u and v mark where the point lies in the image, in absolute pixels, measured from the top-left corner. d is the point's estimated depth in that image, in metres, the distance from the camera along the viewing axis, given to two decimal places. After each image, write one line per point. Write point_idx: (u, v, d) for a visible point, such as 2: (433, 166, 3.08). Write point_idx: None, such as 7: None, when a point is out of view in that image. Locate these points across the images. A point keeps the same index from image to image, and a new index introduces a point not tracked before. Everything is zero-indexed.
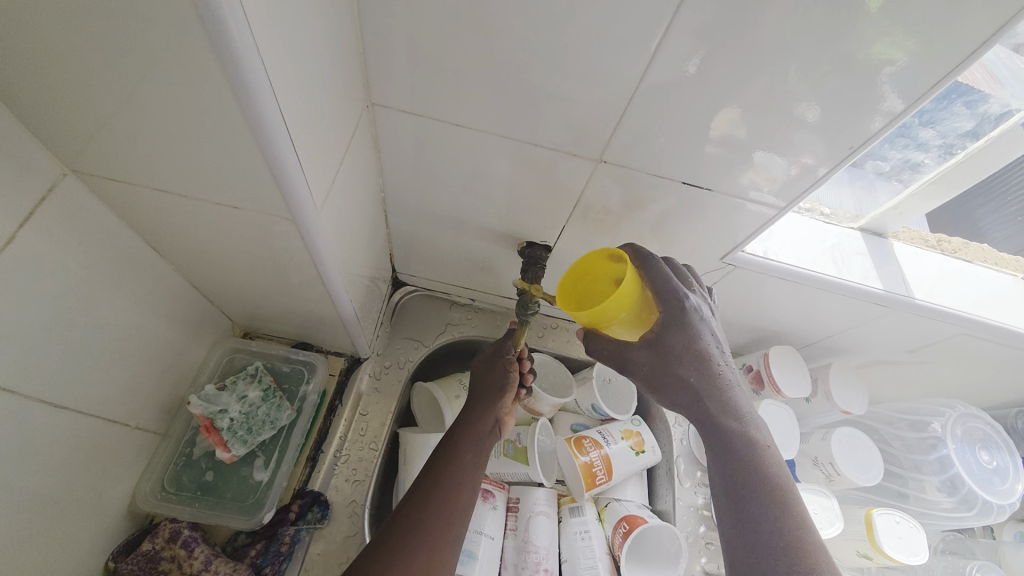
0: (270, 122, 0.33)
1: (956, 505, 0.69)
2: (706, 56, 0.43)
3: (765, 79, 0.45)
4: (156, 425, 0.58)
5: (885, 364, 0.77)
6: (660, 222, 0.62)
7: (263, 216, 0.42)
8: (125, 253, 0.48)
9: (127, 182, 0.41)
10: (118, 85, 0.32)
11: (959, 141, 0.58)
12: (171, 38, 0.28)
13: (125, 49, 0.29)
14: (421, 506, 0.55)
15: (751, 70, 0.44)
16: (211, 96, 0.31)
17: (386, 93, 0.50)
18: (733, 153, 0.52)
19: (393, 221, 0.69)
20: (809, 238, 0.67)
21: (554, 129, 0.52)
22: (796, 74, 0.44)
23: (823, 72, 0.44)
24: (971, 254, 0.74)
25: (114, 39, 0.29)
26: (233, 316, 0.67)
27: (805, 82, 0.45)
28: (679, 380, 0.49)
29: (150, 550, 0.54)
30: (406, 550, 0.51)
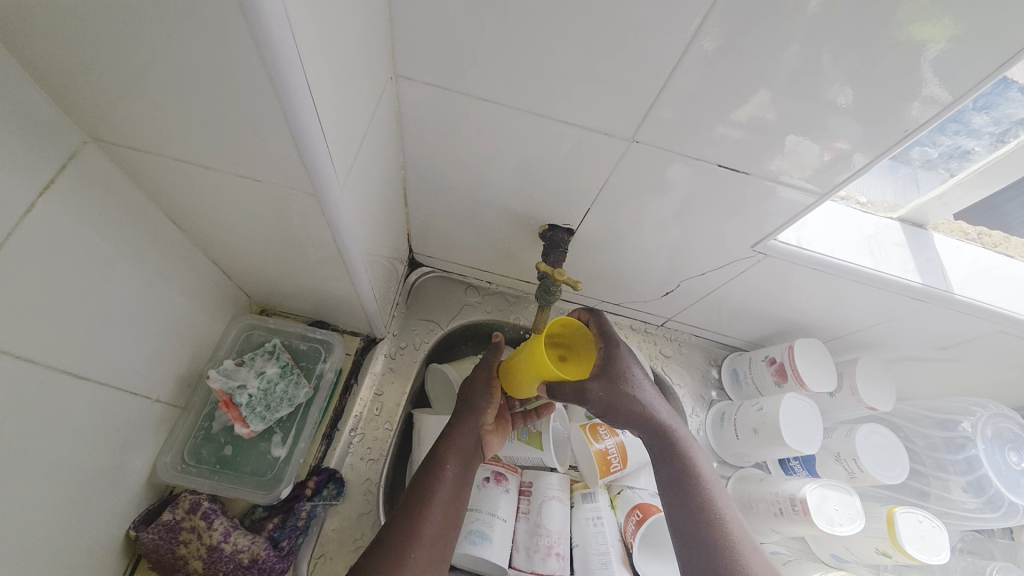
0: (298, 94, 0.31)
1: (981, 506, 0.67)
2: (754, 30, 0.40)
3: (815, 56, 0.41)
4: (176, 399, 0.58)
5: (914, 360, 0.74)
6: (688, 207, 0.59)
7: (286, 192, 0.41)
8: (145, 226, 0.47)
9: (148, 152, 0.40)
10: (137, 47, 0.30)
11: (1011, 128, 0.55)
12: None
13: (148, 12, 0.28)
14: (410, 522, 0.54)
15: (801, 47, 0.41)
16: (236, 65, 0.30)
17: (411, 65, 0.48)
18: (771, 137, 0.49)
19: (412, 200, 0.68)
20: (844, 228, 0.64)
21: (584, 107, 0.49)
22: (847, 54, 0.41)
23: (878, 50, 0.41)
24: (1012, 248, 0.71)
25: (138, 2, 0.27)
26: (251, 292, 0.67)
27: (857, 62, 0.42)
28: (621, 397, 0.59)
29: (170, 520, 0.54)
30: (395, 567, 0.50)
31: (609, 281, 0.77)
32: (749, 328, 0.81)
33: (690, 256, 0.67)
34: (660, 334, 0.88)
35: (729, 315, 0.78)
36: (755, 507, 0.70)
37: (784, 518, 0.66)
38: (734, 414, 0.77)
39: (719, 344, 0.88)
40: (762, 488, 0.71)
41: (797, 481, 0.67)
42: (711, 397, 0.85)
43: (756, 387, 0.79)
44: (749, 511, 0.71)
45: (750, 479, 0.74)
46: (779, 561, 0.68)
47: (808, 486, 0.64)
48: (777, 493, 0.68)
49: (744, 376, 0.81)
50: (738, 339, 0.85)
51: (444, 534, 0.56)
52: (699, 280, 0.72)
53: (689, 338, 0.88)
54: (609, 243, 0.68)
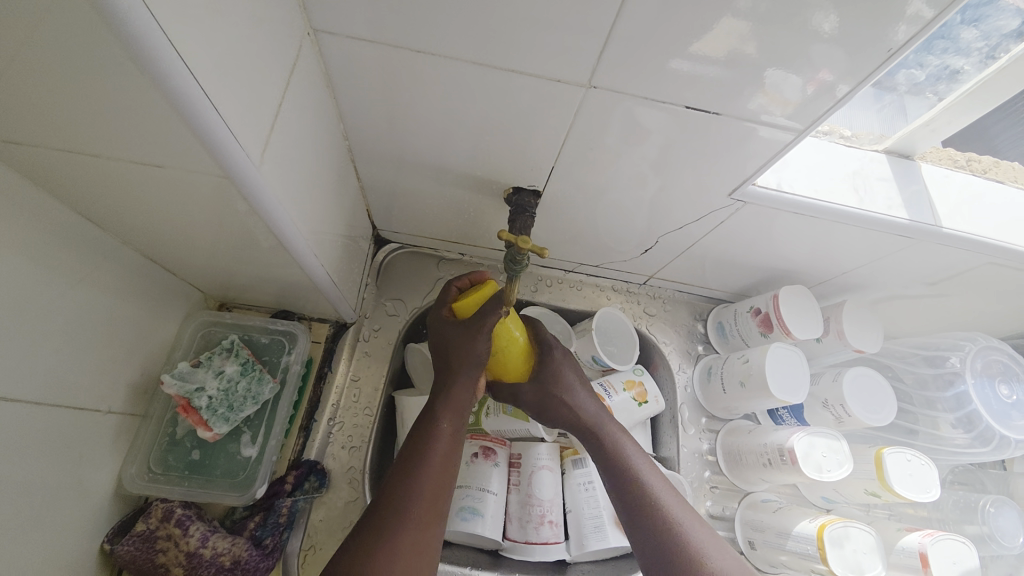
0: (162, 56, 0.26)
1: (971, 440, 0.67)
2: None
3: None
4: (132, 407, 0.55)
5: (902, 297, 0.73)
6: (659, 156, 0.55)
7: (195, 177, 0.36)
8: (52, 228, 0.42)
9: (28, 145, 0.34)
10: None
11: (1003, 42, 0.50)
12: None
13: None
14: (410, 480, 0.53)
15: None
16: (75, 29, 0.24)
17: (329, 15, 0.42)
18: (742, 72, 0.44)
19: (364, 172, 0.63)
20: (827, 166, 0.60)
21: (531, 53, 0.44)
22: None
23: None
24: (1002, 173, 0.67)
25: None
26: (203, 287, 0.63)
27: None
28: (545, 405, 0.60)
29: (145, 530, 0.53)
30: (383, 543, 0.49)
31: (584, 242, 0.74)
32: (733, 279, 0.78)
33: (665, 210, 0.63)
34: (643, 293, 0.85)
35: (713, 267, 0.75)
36: (745, 459, 0.70)
37: (773, 468, 0.66)
38: (721, 368, 0.75)
39: (703, 297, 0.86)
40: (751, 440, 0.70)
41: (785, 430, 0.66)
42: (698, 352, 0.83)
43: (743, 338, 0.77)
44: (739, 463, 0.72)
45: (739, 432, 0.74)
46: (770, 508, 0.68)
47: (796, 435, 0.63)
48: (765, 444, 0.67)
49: (730, 329, 0.79)
50: (722, 291, 0.83)
51: (439, 494, 0.54)
52: (678, 234, 0.68)
53: (673, 294, 0.86)
54: (578, 201, 0.64)
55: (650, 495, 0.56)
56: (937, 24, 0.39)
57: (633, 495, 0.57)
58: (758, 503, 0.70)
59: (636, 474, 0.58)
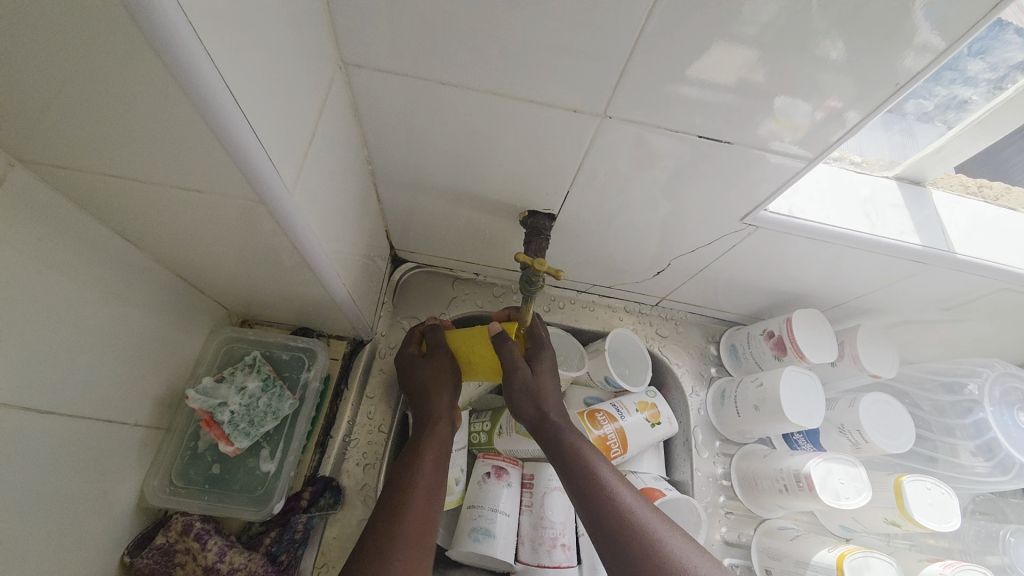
0: (213, 91, 0.29)
1: (991, 469, 0.65)
2: None
3: (791, 13, 0.38)
4: (157, 420, 0.57)
5: (918, 322, 0.72)
6: (672, 181, 0.56)
7: (232, 201, 0.38)
8: (93, 247, 0.45)
9: (80, 171, 0.37)
10: (25, 62, 0.27)
11: (1009, 72, 0.52)
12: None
13: (23, 16, 0.24)
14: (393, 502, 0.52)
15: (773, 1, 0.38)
16: (138, 69, 0.26)
17: (360, 50, 0.45)
18: (754, 101, 0.46)
19: (385, 195, 0.65)
20: (837, 192, 0.61)
21: (550, 85, 0.46)
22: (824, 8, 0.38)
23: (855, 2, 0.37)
24: (1014, 201, 0.67)
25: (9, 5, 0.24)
26: (228, 304, 0.65)
27: (836, 17, 0.38)
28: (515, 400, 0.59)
29: (164, 543, 0.54)
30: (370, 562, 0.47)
31: (597, 264, 0.75)
32: (745, 302, 0.79)
33: (678, 233, 0.64)
34: (655, 314, 0.86)
35: (725, 290, 0.76)
36: (761, 484, 0.69)
37: (789, 494, 0.65)
38: (734, 391, 0.75)
39: (716, 319, 0.86)
40: (767, 465, 0.70)
41: (802, 456, 0.66)
42: (711, 374, 0.83)
43: (756, 361, 0.77)
44: (755, 488, 0.71)
45: (754, 456, 0.73)
46: (787, 536, 0.67)
47: (813, 460, 0.63)
48: (780, 469, 0.67)
49: (743, 351, 0.79)
50: (735, 313, 0.83)
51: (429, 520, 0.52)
52: (690, 257, 0.69)
53: (685, 315, 0.86)
54: (592, 224, 0.66)
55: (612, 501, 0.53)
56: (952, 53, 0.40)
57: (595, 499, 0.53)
58: (774, 530, 0.69)
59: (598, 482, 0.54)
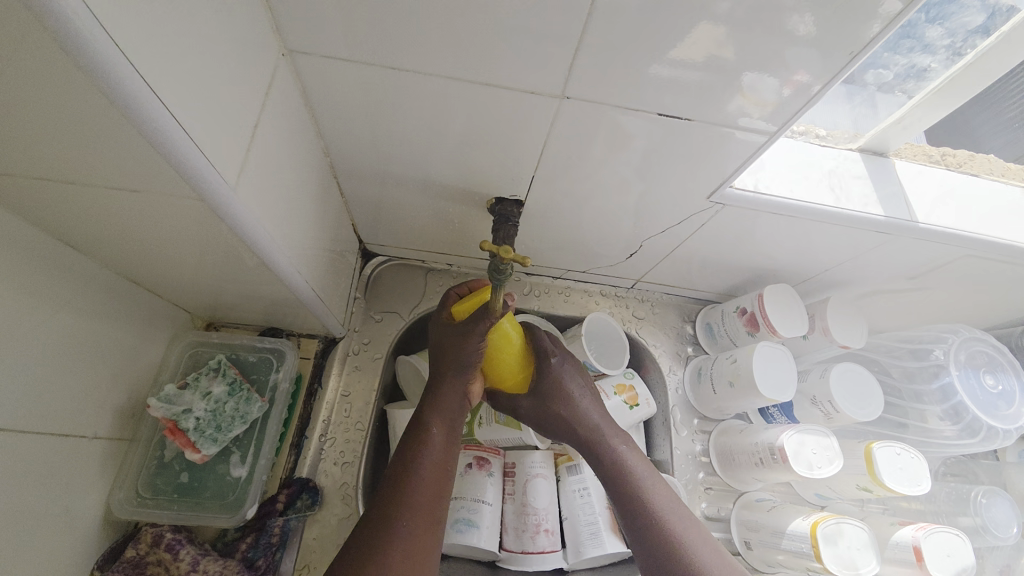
0: (134, 86, 0.27)
1: (959, 432, 0.68)
2: None
3: None
4: (119, 431, 0.55)
5: (886, 292, 0.73)
6: (639, 162, 0.56)
7: (173, 201, 0.36)
8: (32, 255, 0.42)
9: (1, 174, 0.34)
10: None
11: (966, 40, 0.52)
12: None
13: None
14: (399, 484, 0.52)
15: None
16: (31, 59, 0.24)
17: (304, 36, 0.43)
18: (719, 77, 0.45)
19: (347, 188, 0.63)
20: (802, 166, 0.61)
21: (506, 67, 0.45)
22: None
23: None
24: (977, 167, 0.68)
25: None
26: (189, 308, 0.63)
27: None
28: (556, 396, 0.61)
29: (135, 556, 0.53)
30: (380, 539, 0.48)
31: (571, 249, 0.74)
32: (719, 280, 0.79)
33: (648, 214, 0.64)
34: (631, 297, 0.86)
35: (699, 269, 0.76)
36: (738, 459, 0.70)
37: (765, 467, 0.66)
38: (710, 369, 0.75)
39: (692, 298, 0.87)
40: (743, 439, 0.71)
41: (775, 429, 0.67)
42: (688, 353, 0.84)
43: (731, 339, 0.78)
44: (732, 463, 0.72)
45: (731, 431, 0.74)
46: (764, 508, 0.68)
47: (786, 433, 0.63)
48: (756, 443, 0.68)
49: (718, 329, 0.80)
50: (709, 292, 0.83)
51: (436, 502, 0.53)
52: (662, 237, 0.69)
53: (661, 296, 0.87)
54: (561, 209, 0.65)
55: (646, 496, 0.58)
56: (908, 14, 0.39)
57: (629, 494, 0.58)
58: (752, 503, 0.70)
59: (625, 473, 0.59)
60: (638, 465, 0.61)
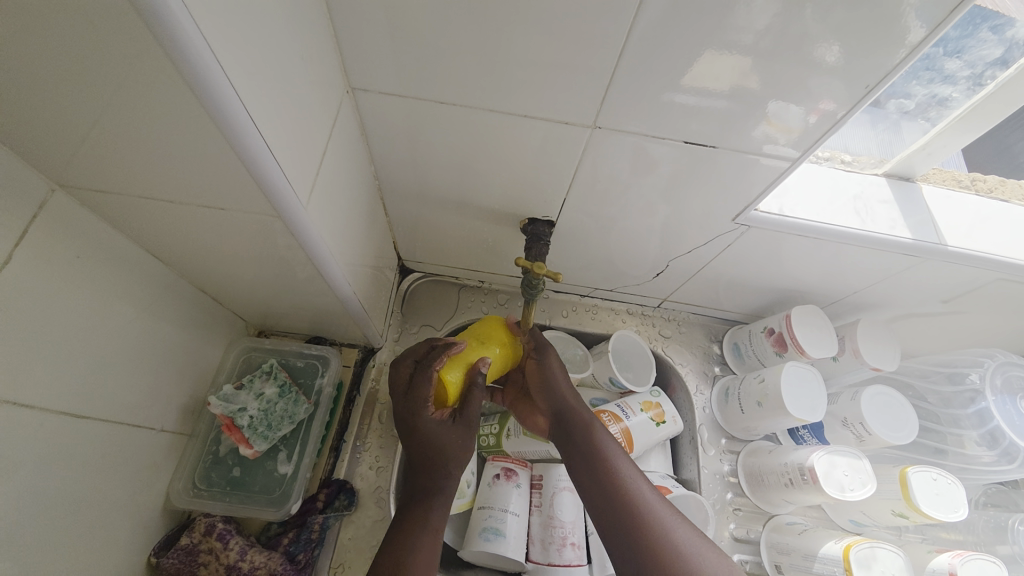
0: (240, 121, 0.32)
1: (996, 458, 0.66)
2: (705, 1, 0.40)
3: (778, 22, 0.41)
4: (181, 427, 0.60)
5: (919, 316, 0.73)
6: (667, 186, 0.59)
7: (251, 216, 0.41)
8: (124, 263, 0.48)
9: (112, 192, 0.40)
10: (68, 100, 0.30)
11: (987, 70, 0.53)
12: (107, 43, 0.26)
13: (68, 59, 0.27)
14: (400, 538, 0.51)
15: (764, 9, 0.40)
16: (164, 100, 0.30)
17: (366, 75, 0.48)
18: (745, 107, 0.48)
19: (391, 208, 0.68)
20: (827, 189, 0.63)
21: (544, 99, 0.49)
22: (814, 15, 0.40)
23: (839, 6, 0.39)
24: (1009, 192, 0.68)
25: (52, 46, 0.27)
26: (245, 316, 0.68)
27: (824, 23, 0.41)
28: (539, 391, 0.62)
29: (189, 543, 0.57)
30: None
31: (599, 268, 0.77)
32: (746, 301, 0.80)
33: (675, 235, 0.66)
34: (658, 316, 0.87)
35: (725, 289, 0.78)
36: (766, 480, 0.70)
37: (794, 488, 0.66)
38: (738, 389, 0.76)
39: (718, 319, 0.88)
40: (772, 460, 0.70)
41: (805, 449, 0.66)
42: (715, 373, 0.84)
43: (758, 359, 0.78)
44: (761, 484, 0.71)
45: (760, 452, 0.74)
46: (796, 531, 0.67)
47: (815, 453, 0.63)
48: (785, 463, 0.67)
49: (745, 349, 0.80)
50: (736, 313, 0.84)
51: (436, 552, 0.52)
52: (688, 258, 0.71)
53: (687, 317, 0.88)
54: (591, 230, 0.68)
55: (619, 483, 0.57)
56: (931, 40, 0.41)
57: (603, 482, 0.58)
58: (783, 525, 0.69)
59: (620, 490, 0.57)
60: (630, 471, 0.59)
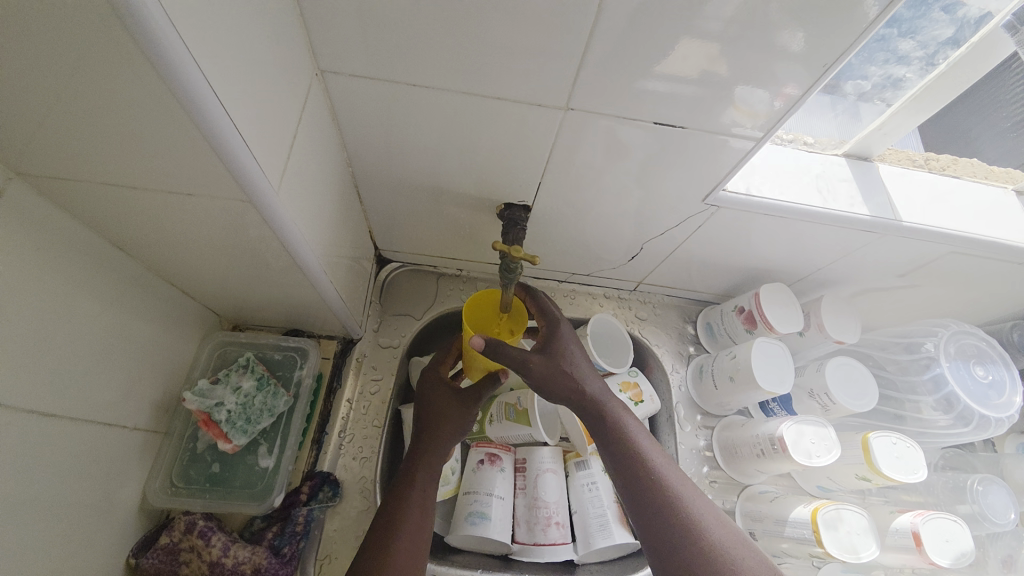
0: (207, 102, 0.31)
1: (952, 421, 0.70)
2: None
3: (745, 10, 0.42)
4: (155, 424, 0.58)
5: (879, 290, 0.77)
6: (639, 169, 0.60)
7: (221, 203, 0.40)
8: (87, 255, 0.46)
9: (72, 180, 0.39)
10: (20, 79, 0.29)
11: (939, 50, 0.56)
12: (63, 18, 0.25)
13: (19, 33, 0.26)
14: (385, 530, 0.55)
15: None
16: (132, 84, 0.29)
17: (335, 58, 0.48)
18: (716, 91, 0.50)
19: (366, 196, 0.68)
20: (792, 169, 0.65)
21: (517, 82, 0.49)
22: (775, 5, 0.42)
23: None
24: (959, 169, 0.72)
25: (2, 23, 0.26)
26: (217, 309, 0.67)
27: (790, 9, 0.42)
28: (559, 373, 0.59)
29: (169, 543, 0.56)
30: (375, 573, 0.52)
31: (576, 253, 0.78)
32: (718, 281, 0.82)
33: (649, 217, 0.68)
34: (634, 298, 0.89)
35: (698, 271, 0.80)
36: (740, 452, 0.73)
37: (766, 458, 0.69)
38: (711, 366, 0.79)
39: (692, 300, 0.90)
40: (744, 432, 0.73)
41: (775, 421, 0.69)
42: (690, 352, 0.87)
43: (730, 337, 0.81)
44: (735, 456, 0.74)
45: (733, 426, 0.77)
46: (767, 499, 0.70)
47: (785, 424, 0.66)
48: (757, 435, 0.70)
49: (718, 328, 0.83)
50: (709, 293, 0.87)
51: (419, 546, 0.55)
52: (661, 240, 0.73)
53: (662, 299, 0.90)
54: (568, 215, 0.69)
55: (650, 468, 0.56)
56: (883, 25, 0.43)
57: (634, 468, 0.56)
58: (756, 495, 0.72)
59: (654, 471, 0.56)
60: (657, 456, 0.58)
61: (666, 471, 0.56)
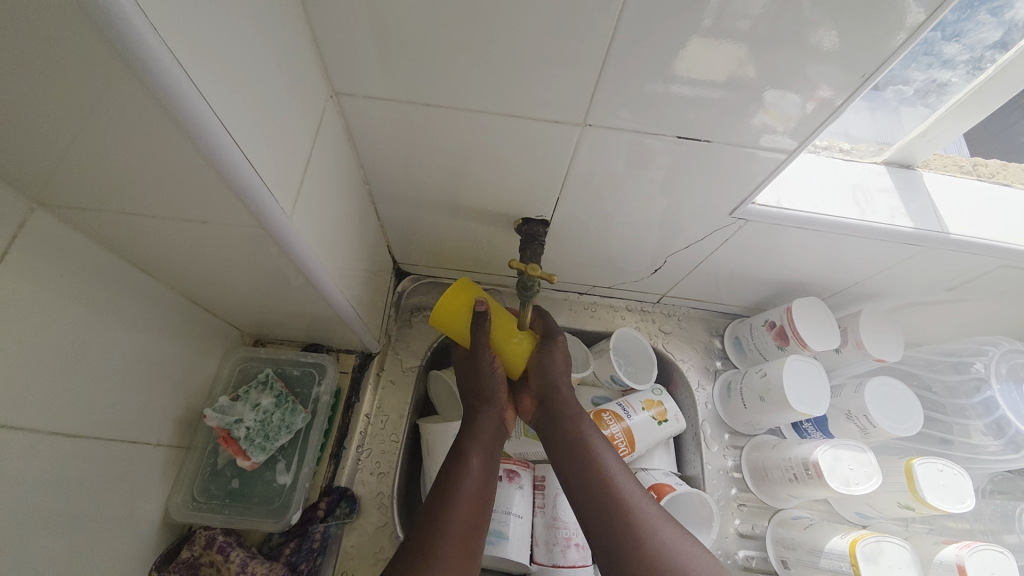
0: (215, 134, 0.31)
1: (1003, 447, 0.67)
2: None
3: (778, 8, 0.40)
4: (178, 440, 0.59)
5: (923, 305, 0.72)
6: (663, 181, 0.58)
7: (236, 229, 0.41)
8: (112, 279, 0.47)
9: (94, 210, 0.39)
10: (36, 122, 0.29)
11: (985, 55, 0.52)
12: (70, 59, 0.25)
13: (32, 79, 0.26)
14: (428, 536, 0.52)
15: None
16: (140, 118, 0.29)
17: (349, 80, 0.47)
18: (747, 96, 0.47)
19: (383, 212, 0.67)
20: (826, 179, 0.62)
21: (532, 98, 0.48)
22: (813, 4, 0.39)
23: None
24: (1013, 175, 0.67)
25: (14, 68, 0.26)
26: (240, 325, 0.68)
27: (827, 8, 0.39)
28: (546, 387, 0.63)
29: (189, 557, 0.56)
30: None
31: (596, 265, 0.76)
32: (746, 294, 0.79)
33: (673, 230, 0.65)
34: (658, 311, 0.87)
35: (725, 283, 0.77)
36: (771, 475, 0.69)
37: (799, 483, 0.65)
38: (740, 383, 0.75)
39: (719, 312, 0.87)
40: (776, 455, 0.70)
41: (809, 444, 0.66)
42: (717, 367, 0.83)
43: (760, 353, 0.77)
44: (765, 479, 0.71)
45: (763, 447, 0.73)
46: (801, 525, 0.67)
47: (820, 448, 0.63)
48: (789, 458, 0.67)
49: (747, 343, 0.79)
50: (737, 306, 0.84)
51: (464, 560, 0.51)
52: (686, 253, 0.70)
53: (687, 311, 0.87)
54: (588, 228, 0.67)
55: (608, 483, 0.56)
56: (931, 24, 0.40)
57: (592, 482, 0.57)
58: (789, 520, 0.69)
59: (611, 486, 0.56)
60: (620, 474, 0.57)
61: (625, 488, 0.56)
